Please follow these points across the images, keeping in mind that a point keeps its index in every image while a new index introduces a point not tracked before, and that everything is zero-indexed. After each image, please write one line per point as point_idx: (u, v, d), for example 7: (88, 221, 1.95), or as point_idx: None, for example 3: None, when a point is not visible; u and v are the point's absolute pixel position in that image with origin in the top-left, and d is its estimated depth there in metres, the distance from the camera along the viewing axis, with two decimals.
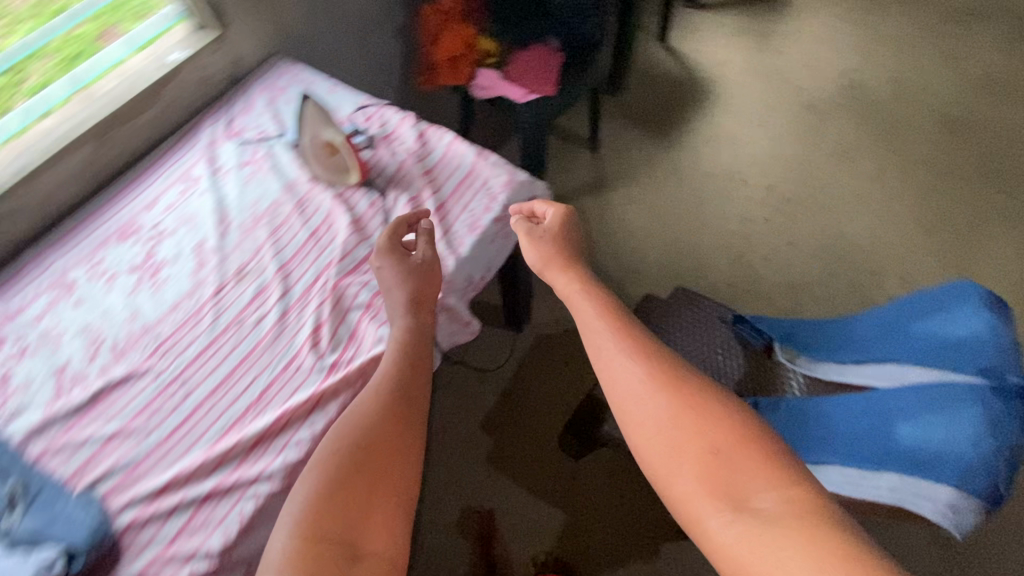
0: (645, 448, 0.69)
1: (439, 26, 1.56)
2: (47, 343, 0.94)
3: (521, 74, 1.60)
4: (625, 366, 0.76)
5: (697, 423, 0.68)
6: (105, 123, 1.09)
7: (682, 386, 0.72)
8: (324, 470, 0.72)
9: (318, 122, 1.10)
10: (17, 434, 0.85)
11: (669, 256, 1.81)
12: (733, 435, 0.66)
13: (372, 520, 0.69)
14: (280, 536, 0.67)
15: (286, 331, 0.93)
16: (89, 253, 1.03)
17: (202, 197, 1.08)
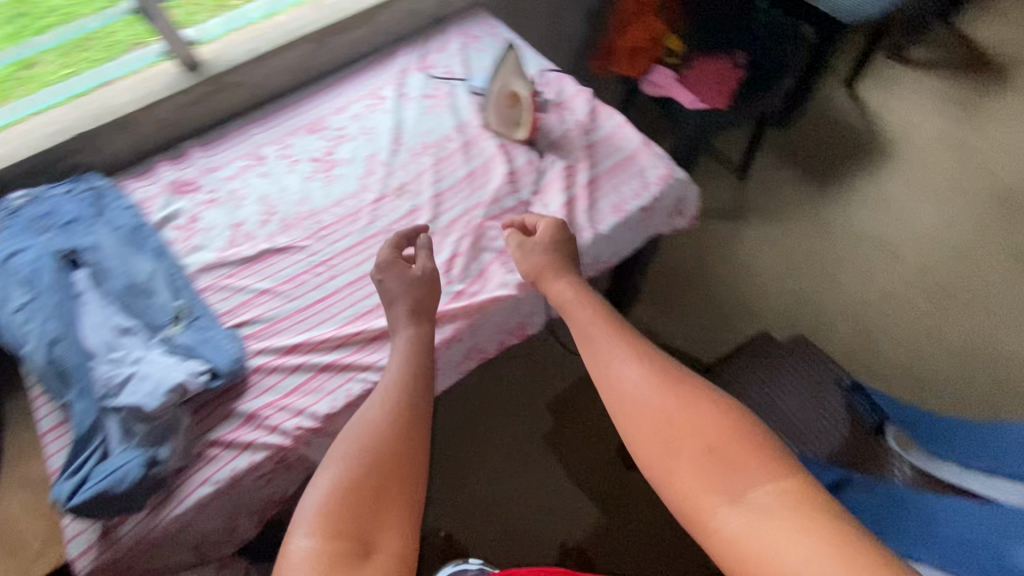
0: (643, 438, 0.65)
1: (631, 14, 1.57)
2: (230, 200, 1.08)
3: (696, 81, 1.57)
4: (623, 359, 0.71)
5: (691, 418, 0.63)
6: (326, 30, 1.21)
7: (669, 381, 0.67)
8: (340, 460, 0.63)
9: (511, 71, 1.12)
10: (194, 265, 1.00)
11: (789, 305, 1.69)
12: (727, 429, 0.61)
13: (391, 520, 0.60)
14: (299, 535, 0.57)
15: (424, 252, 1.00)
16: (282, 137, 1.17)
17: (384, 114, 1.18)
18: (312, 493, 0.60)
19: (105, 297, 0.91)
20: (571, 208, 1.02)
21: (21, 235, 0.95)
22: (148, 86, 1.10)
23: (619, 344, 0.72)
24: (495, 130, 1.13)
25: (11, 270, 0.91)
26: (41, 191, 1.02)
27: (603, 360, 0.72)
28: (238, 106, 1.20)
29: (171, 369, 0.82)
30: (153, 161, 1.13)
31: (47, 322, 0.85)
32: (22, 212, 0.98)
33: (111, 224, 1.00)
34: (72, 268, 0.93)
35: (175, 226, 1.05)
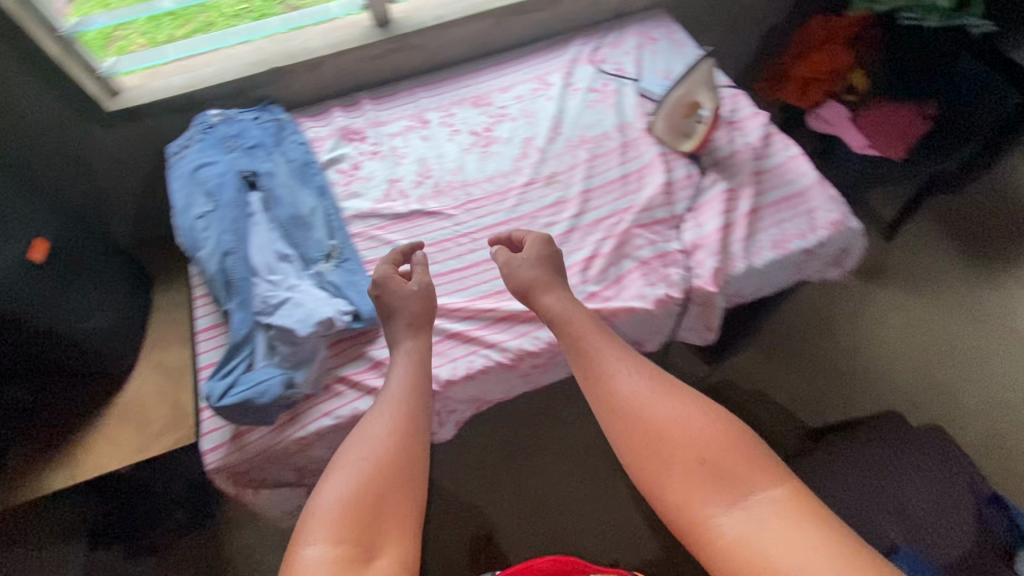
0: (637, 447, 0.69)
1: (818, 41, 1.47)
2: (391, 156, 1.13)
3: (873, 125, 1.42)
4: (622, 373, 0.75)
5: (682, 431, 0.68)
6: (511, 8, 1.21)
7: (666, 392, 0.72)
8: (344, 471, 0.68)
9: (700, 80, 1.04)
10: (349, 210, 1.05)
11: (927, 389, 1.47)
12: (721, 443, 0.67)
13: (391, 530, 0.65)
14: (312, 541, 0.62)
15: (565, 244, 0.99)
16: (447, 105, 1.20)
17: (548, 101, 1.18)
18: (319, 501, 0.65)
19: (273, 222, 0.98)
20: (727, 233, 0.97)
21: (212, 150, 1.04)
22: (341, 34, 1.16)
23: (616, 362, 0.77)
24: (659, 137, 1.08)
25: (200, 179, 1.00)
26: (234, 113, 1.10)
27: (603, 372, 0.76)
28: (412, 68, 1.24)
29: (322, 304, 0.87)
30: (328, 105, 1.20)
31: (224, 233, 0.92)
32: (214, 129, 1.07)
33: (287, 157, 1.08)
34: (249, 189, 1.01)
35: (338, 170, 1.11)
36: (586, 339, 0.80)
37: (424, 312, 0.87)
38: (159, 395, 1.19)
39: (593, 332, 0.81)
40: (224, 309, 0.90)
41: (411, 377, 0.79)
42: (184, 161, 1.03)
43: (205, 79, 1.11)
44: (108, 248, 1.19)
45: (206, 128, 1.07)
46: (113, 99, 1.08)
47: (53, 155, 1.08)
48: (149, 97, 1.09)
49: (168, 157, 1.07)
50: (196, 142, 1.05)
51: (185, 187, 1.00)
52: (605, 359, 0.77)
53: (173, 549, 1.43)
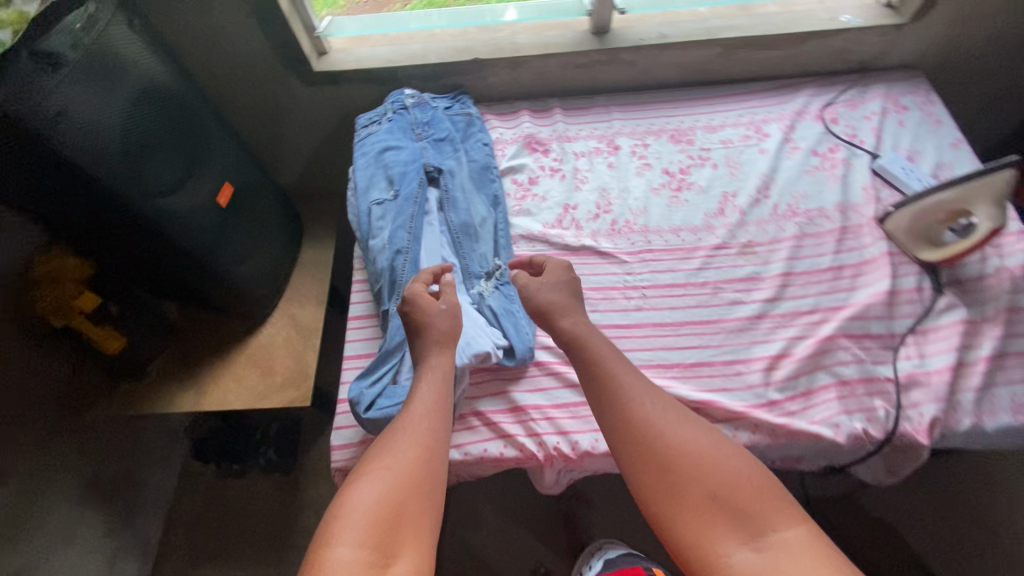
0: (651, 480, 0.64)
1: None
2: (573, 178, 1.04)
3: None
4: (639, 404, 0.68)
5: (700, 465, 0.63)
6: (745, 41, 1.06)
7: (679, 420, 0.67)
8: (373, 472, 0.63)
9: (986, 191, 0.82)
10: (518, 229, 0.99)
11: None
12: (736, 480, 0.62)
13: (411, 535, 0.60)
14: (339, 543, 0.56)
15: (750, 331, 0.86)
16: (642, 133, 1.09)
17: (760, 154, 1.04)
18: (345, 500, 0.60)
19: (445, 226, 0.95)
20: (957, 376, 0.79)
21: (399, 135, 1.02)
22: (553, 35, 1.08)
23: (636, 393, 0.69)
24: (891, 232, 0.91)
25: (385, 163, 0.98)
26: (427, 98, 1.07)
27: (621, 400, 0.69)
28: (613, 83, 1.14)
29: (479, 331, 0.83)
30: (519, 105, 1.14)
31: (400, 229, 0.91)
32: (407, 112, 1.05)
33: (469, 156, 1.03)
34: (429, 185, 0.98)
35: (515, 180, 1.05)
36: (603, 360, 0.73)
37: (452, 331, 0.78)
38: (286, 349, 1.22)
39: (612, 354, 0.74)
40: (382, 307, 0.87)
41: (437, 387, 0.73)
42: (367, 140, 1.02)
43: (408, 56, 1.08)
44: (276, 196, 1.22)
45: (388, 110, 1.05)
46: (320, 59, 1.08)
47: (253, 99, 1.10)
48: (352, 63, 1.08)
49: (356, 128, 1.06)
50: (385, 123, 1.03)
51: (368, 167, 0.99)
52: (624, 389, 0.70)
53: (257, 482, 1.50)
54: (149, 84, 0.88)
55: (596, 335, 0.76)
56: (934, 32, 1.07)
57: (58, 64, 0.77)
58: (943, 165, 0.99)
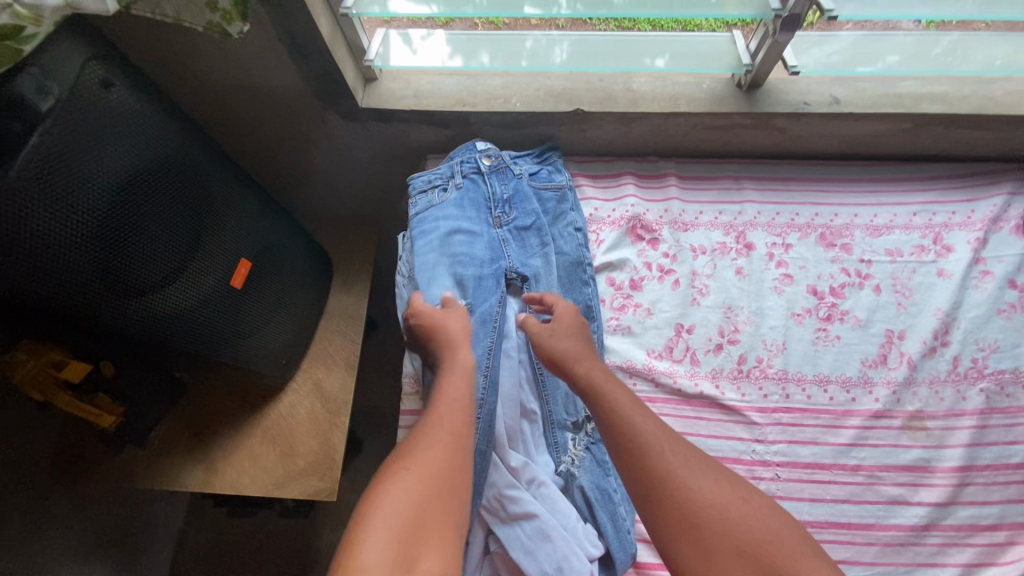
0: (671, 533, 0.51)
1: None
2: (689, 287, 0.81)
3: None
4: (650, 443, 0.56)
5: (724, 516, 0.50)
6: (948, 118, 0.78)
7: (694, 461, 0.55)
8: (399, 474, 0.53)
9: None
10: (615, 356, 0.76)
11: None
12: (767, 527, 0.49)
13: (437, 532, 0.50)
14: (363, 546, 0.46)
15: (914, 548, 0.67)
16: (781, 226, 0.84)
17: (939, 279, 0.79)
18: (370, 503, 0.50)
19: (525, 353, 0.73)
20: None
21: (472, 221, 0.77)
22: (682, 84, 0.80)
23: (649, 436, 0.57)
24: None
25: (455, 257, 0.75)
26: (508, 158, 0.82)
27: (634, 444, 0.56)
28: (748, 147, 0.87)
29: (565, 527, 0.65)
30: (621, 166, 0.88)
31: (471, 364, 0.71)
32: (482, 179, 0.80)
33: (556, 248, 0.79)
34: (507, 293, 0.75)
35: (612, 280, 0.81)
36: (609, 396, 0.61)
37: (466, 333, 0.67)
38: (310, 424, 1.04)
39: (618, 395, 0.61)
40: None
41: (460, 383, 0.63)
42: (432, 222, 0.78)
43: (485, 95, 0.81)
44: (301, 250, 0.98)
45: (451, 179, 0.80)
46: (368, 90, 0.81)
47: (276, 130, 0.83)
48: (410, 101, 0.80)
49: (411, 193, 0.81)
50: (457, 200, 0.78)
51: (431, 253, 0.75)
52: (639, 431, 0.57)
53: (271, 522, 1.34)
54: (149, 148, 0.64)
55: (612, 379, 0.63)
56: None
57: (31, 122, 0.53)
58: None
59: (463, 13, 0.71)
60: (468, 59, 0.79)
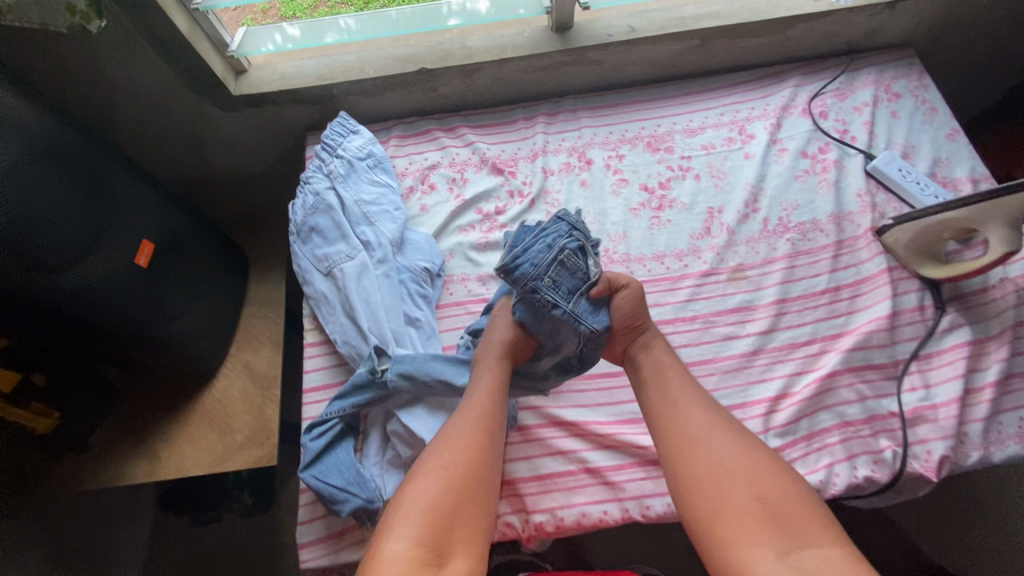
0: (697, 477, 0.61)
1: None
2: (543, 203, 0.94)
3: None
4: (688, 409, 0.66)
5: (748, 471, 0.59)
6: (722, 30, 0.95)
7: (723, 427, 0.64)
8: (430, 471, 0.60)
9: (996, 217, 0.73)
10: (488, 267, 0.88)
11: None
12: (782, 483, 0.59)
13: (466, 534, 0.57)
14: (392, 536, 0.55)
15: (747, 370, 0.80)
16: (616, 142, 0.98)
17: (745, 160, 0.94)
18: (404, 498, 0.58)
19: (428, 304, 0.84)
20: (964, 408, 0.75)
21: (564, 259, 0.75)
22: (507, 35, 0.95)
23: (691, 407, 0.67)
24: (889, 244, 0.84)
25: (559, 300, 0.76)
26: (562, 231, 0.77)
27: (676, 402, 0.68)
28: (579, 83, 1.02)
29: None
30: (478, 116, 1.02)
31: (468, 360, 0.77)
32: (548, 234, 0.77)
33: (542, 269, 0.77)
34: (429, 281, 0.85)
35: (480, 209, 0.93)
36: (661, 364, 0.72)
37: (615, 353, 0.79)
38: (244, 402, 1.11)
39: (671, 369, 0.71)
40: (386, 379, 0.74)
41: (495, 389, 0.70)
42: (522, 253, 0.72)
43: (341, 70, 0.94)
44: (210, 246, 1.08)
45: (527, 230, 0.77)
46: (239, 81, 0.93)
47: (165, 128, 0.94)
48: (277, 83, 0.93)
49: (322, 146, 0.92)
50: (566, 240, 0.75)
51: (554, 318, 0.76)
52: (680, 395, 0.68)
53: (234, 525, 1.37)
54: (28, 141, 0.74)
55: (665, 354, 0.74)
56: (923, 8, 0.97)
57: None
58: (940, 158, 0.92)
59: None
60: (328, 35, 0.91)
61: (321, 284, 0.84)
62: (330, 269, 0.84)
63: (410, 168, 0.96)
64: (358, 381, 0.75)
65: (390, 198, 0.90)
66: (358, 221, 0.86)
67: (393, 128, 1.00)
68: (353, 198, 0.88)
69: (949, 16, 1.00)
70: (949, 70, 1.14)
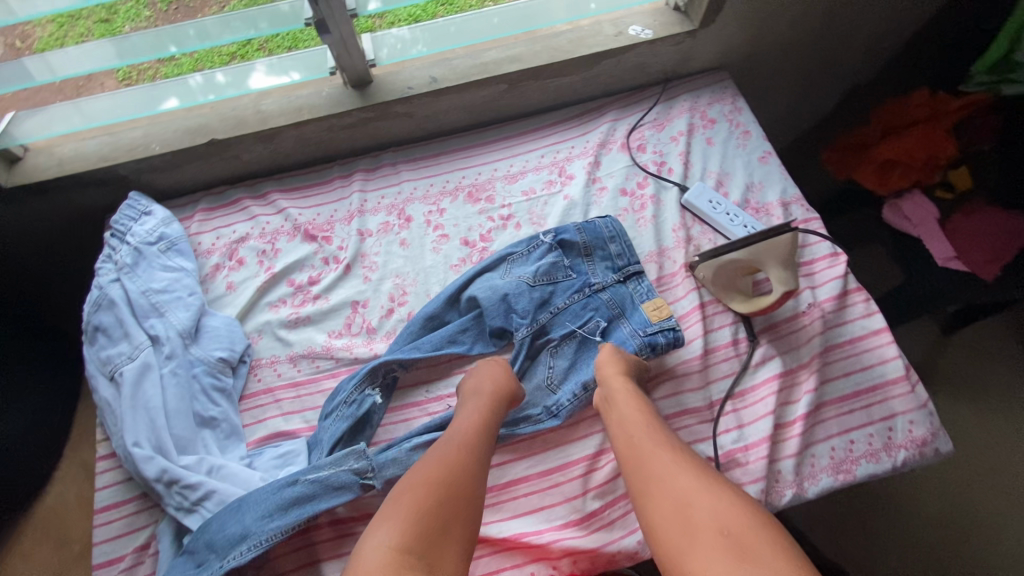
0: (659, 518, 0.56)
1: (900, 147, 1.09)
2: (360, 267, 0.89)
3: (961, 233, 1.05)
4: (648, 443, 0.63)
5: (706, 508, 0.54)
6: (527, 73, 0.93)
7: (683, 458, 0.60)
8: (415, 482, 0.59)
9: (774, 254, 0.76)
10: (297, 346, 0.83)
11: None
12: (743, 518, 0.52)
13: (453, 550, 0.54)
14: (369, 544, 0.53)
15: (566, 429, 0.78)
16: (436, 194, 0.94)
17: (565, 202, 0.92)
18: (388, 505, 0.57)
19: (228, 398, 0.78)
20: (775, 445, 0.74)
21: (602, 309, 0.81)
22: (305, 96, 0.90)
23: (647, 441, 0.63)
24: (700, 278, 0.83)
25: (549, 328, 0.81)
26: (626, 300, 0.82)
27: (641, 441, 0.63)
28: (396, 137, 0.99)
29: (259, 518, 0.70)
30: (291, 181, 0.97)
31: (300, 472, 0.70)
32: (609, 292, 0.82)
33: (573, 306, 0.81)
34: (231, 373, 0.80)
35: (292, 281, 0.88)
36: (631, 409, 0.68)
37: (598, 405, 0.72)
38: None
39: (629, 408, 0.68)
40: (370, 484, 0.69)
41: (473, 418, 0.69)
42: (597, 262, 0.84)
43: (127, 149, 0.88)
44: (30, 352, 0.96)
45: (602, 242, 0.85)
46: (13, 170, 0.88)
47: None
48: (54, 170, 0.87)
49: (110, 230, 0.86)
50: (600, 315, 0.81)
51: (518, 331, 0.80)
52: (640, 434, 0.64)
53: None
54: None
55: (631, 392, 0.70)
56: (729, 34, 0.97)
57: None
58: (755, 182, 0.92)
59: (246, 33, 0.79)
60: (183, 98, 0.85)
61: (103, 390, 0.76)
62: (112, 373, 0.77)
63: (217, 244, 0.90)
64: (330, 482, 0.68)
65: (185, 282, 0.84)
66: (145, 314, 0.80)
67: (199, 202, 0.94)
68: (140, 289, 0.81)
69: (756, 39, 1.01)
70: (777, 86, 1.15)
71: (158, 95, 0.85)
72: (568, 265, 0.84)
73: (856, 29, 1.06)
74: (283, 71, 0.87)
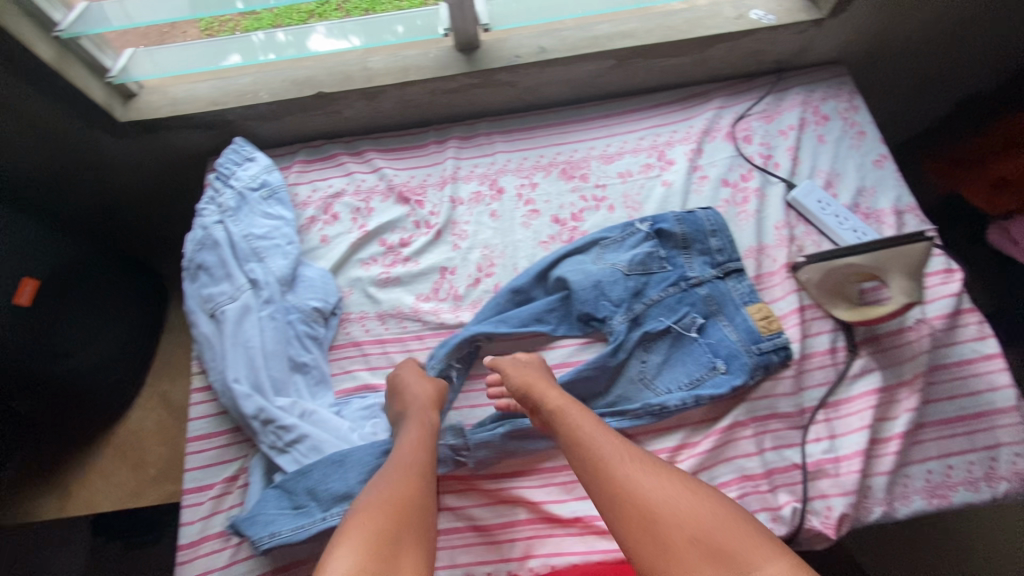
0: (632, 531, 0.56)
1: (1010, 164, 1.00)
2: (449, 235, 0.89)
3: None
4: (605, 452, 0.62)
5: (679, 513, 0.55)
6: (638, 51, 0.90)
7: (639, 460, 0.61)
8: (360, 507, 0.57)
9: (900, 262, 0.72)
10: (385, 305, 0.84)
11: None
12: (714, 514, 0.55)
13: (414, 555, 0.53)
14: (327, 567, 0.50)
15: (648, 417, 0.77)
16: (530, 168, 0.93)
17: (663, 187, 0.89)
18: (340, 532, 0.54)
19: (318, 349, 0.80)
20: (868, 460, 0.71)
21: (699, 305, 0.79)
22: (412, 56, 0.90)
23: (604, 449, 0.62)
24: (804, 282, 0.79)
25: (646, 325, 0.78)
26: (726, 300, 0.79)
27: (597, 458, 0.62)
28: (494, 106, 0.97)
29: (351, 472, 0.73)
30: (386, 141, 0.97)
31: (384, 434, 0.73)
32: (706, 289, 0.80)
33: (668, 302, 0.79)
34: (323, 324, 0.81)
35: (383, 241, 0.89)
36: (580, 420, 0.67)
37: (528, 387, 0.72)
38: None
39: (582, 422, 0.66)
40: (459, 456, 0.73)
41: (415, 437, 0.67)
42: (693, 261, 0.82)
43: (235, 95, 0.89)
44: (127, 282, 1.00)
45: (702, 236, 0.82)
46: (126, 106, 0.89)
47: (55, 157, 0.91)
48: (167, 109, 0.89)
49: (214, 174, 0.89)
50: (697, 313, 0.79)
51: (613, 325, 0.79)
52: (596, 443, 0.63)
53: None
54: None
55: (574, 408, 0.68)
56: (856, 27, 0.92)
57: None
58: (867, 186, 0.87)
59: None
60: (246, 55, 0.85)
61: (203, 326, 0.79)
62: (212, 311, 0.79)
63: (312, 197, 0.91)
64: None
65: (283, 231, 0.85)
66: (245, 258, 0.82)
67: (297, 154, 0.96)
68: (242, 233, 0.84)
69: (882, 35, 0.95)
70: (892, 86, 1.09)
71: (224, 47, 0.85)
72: (663, 257, 0.82)
73: (993, 31, 0.98)
74: (343, 35, 0.86)
